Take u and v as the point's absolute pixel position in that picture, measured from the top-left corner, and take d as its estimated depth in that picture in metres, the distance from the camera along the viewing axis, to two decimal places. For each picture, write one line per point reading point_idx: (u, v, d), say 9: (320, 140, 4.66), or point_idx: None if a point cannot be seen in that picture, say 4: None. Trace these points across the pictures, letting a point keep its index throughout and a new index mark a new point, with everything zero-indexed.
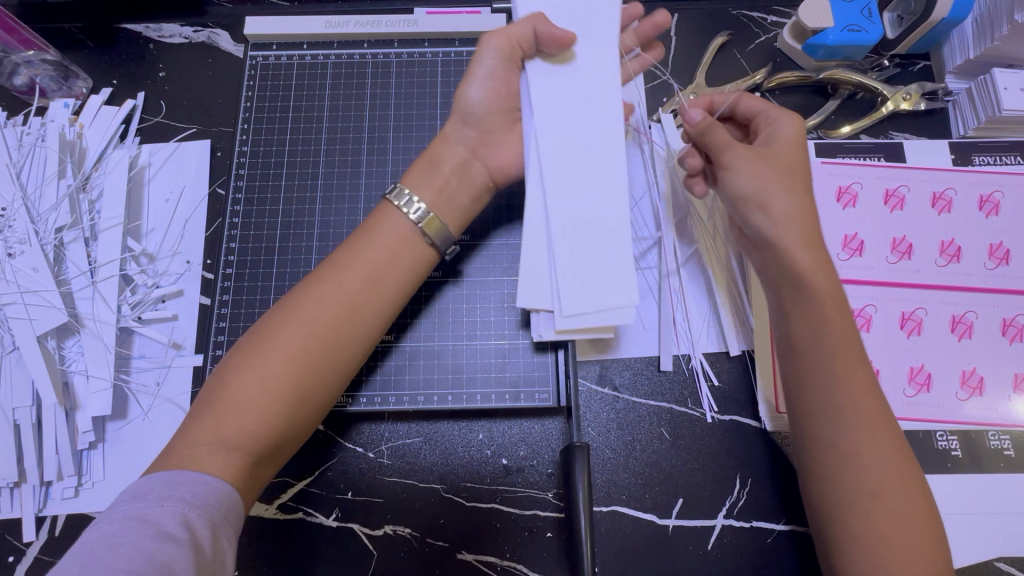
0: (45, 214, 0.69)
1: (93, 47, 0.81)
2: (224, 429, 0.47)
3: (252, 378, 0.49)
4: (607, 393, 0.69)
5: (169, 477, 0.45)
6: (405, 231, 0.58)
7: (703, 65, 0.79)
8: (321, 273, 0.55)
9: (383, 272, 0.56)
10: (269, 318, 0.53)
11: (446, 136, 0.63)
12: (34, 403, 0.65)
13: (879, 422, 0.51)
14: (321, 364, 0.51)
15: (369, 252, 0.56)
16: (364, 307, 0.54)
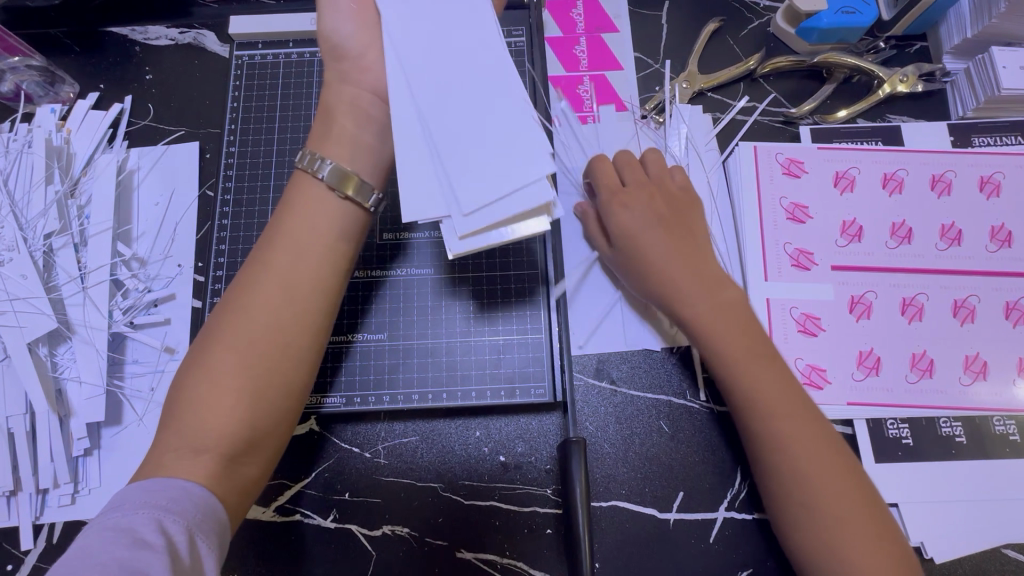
0: (33, 220, 0.69)
1: (80, 51, 0.80)
2: (185, 437, 0.47)
3: (206, 380, 0.49)
4: (605, 387, 0.68)
5: (148, 486, 0.45)
6: (322, 195, 0.53)
7: (695, 52, 0.78)
8: (253, 265, 0.53)
9: (314, 248, 0.53)
10: (215, 320, 0.52)
11: (346, 85, 0.57)
12: (28, 411, 0.64)
13: (810, 439, 0.54)
14: (271, 351, 0.50)
15: (297, 231, 0.53)
16: (302, 286, 0.52)
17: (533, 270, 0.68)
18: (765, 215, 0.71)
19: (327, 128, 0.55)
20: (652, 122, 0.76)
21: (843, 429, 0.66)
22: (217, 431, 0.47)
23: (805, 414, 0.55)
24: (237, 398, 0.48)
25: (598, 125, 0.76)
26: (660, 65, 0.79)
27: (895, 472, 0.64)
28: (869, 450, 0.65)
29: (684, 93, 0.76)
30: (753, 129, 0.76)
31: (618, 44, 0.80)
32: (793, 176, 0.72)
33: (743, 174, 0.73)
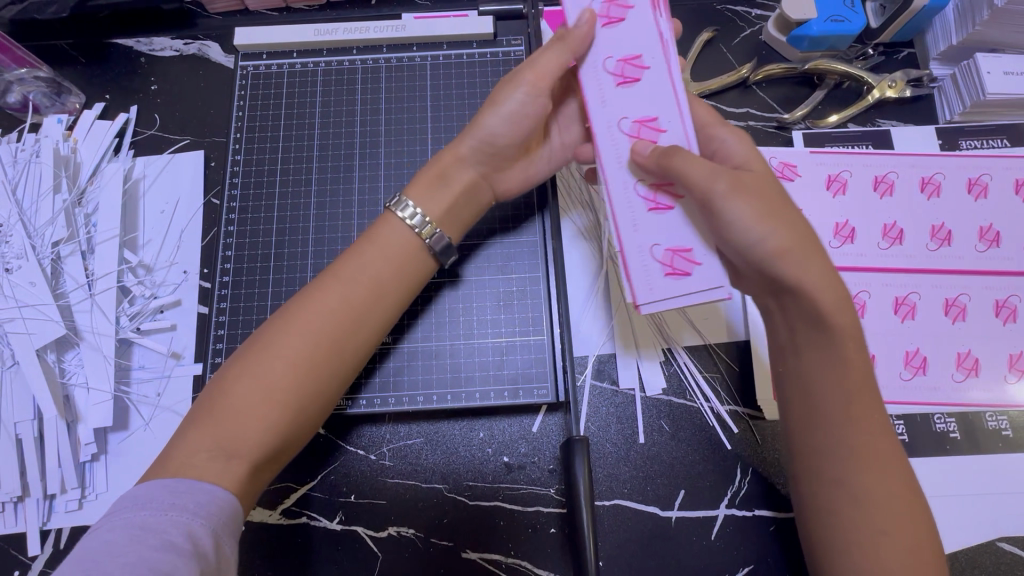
0: (41, 228, 0.70)
1: (86, 63, 0.81)
2: (221, 440, 0.48)
3: (257, 387, 0.50)
4: (606, 387, 0.69)
5: (173, 486, 0.46)
6: (405, 240, 0.58)
7: (688, 61, 0.80)
8: (320, 280, 0.55)
9: (387, 286, 0.56)
10: (268, 327, 0.53)
11: (457, 153, 0.60)
12: (36, 416, 0.65)
13: (892, 456, 0.49)
14: (323, 372, 0.52)
15: (369, 255, 0.56)
16: (365, 311, 0.55)
17: (534, 270, 0.70)
18: None
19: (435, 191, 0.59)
20: None
21: None
22: (254, 441, 0.49)
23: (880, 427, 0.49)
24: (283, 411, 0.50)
25: None
26: None
27: None
28: None
29: None
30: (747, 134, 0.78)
31: None
32: (787, 179, 0.74)
33: None
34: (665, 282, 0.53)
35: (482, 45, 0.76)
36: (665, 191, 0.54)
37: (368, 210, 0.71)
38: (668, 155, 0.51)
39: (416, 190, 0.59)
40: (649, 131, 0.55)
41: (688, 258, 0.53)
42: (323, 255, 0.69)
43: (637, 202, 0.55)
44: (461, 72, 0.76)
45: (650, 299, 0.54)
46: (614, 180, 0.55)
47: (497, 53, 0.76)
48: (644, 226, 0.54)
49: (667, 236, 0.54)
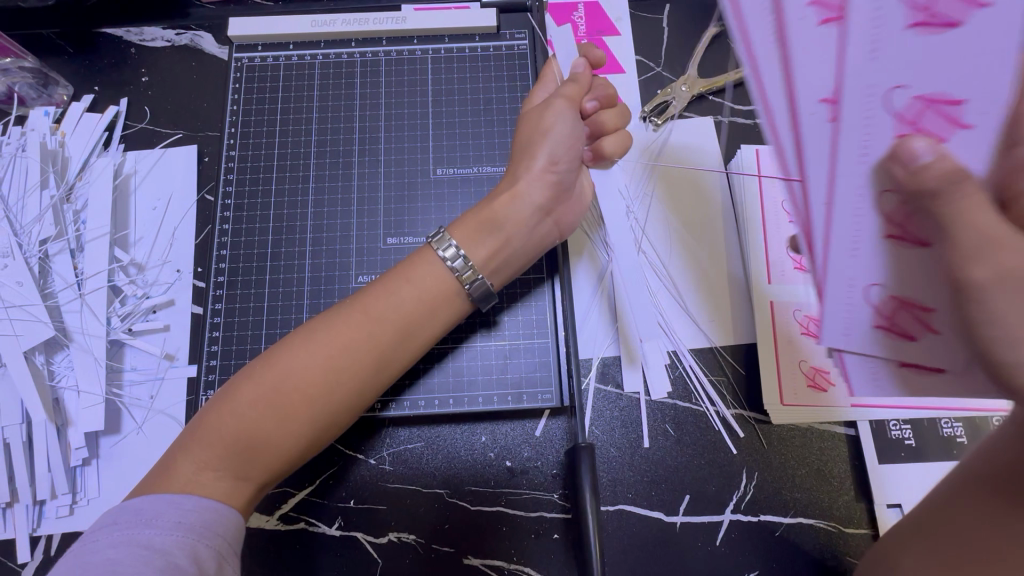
0: (28, 226, 0.67)
1: (73, 53, 0.79)
2: (227, 460, 0.48)
3: (265, 411, 0.48)
4: (611, 391, 0.68)
5: (178, 502, 0.45)
6: (444, 280, 0.56)
7: (696, 56, 0.78)
8: (351, 308, 0.53)
9: (414, 326, 0.54)
10: (287, 349, 0.51)
11: (515, 195, 0.59)
12: (24, 420, 0.63)
13: None
14: (336, 408, 0.51)
15: (403, 287, 0.54)
16: (388, 349, 0.53)
17: (539, 278, 0.67)
18: (767, 210, 0.71)
19: (489, 231, 0.58)
20: (652, 124, 0.77)
21: (845, 430, 0.66)
22: (260, 464, 0.48)
23: None
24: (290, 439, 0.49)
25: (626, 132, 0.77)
26: (661, 68, 0.80)
27: (896, 474, 0.64)
28: (873, 450, 0.65)
29: (683, 97, 0.77)
30: (755, 132, 0.77)
31: (620, 48, 0.80)
32: None
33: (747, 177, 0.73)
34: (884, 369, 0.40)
35: (485, 39, 0.74)
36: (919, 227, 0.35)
37: (367, 209, 0.69)
38: (948, 184, 0.33)
39: (460, 229, 0.58)
40: (943, 121, 0.32)
41: (922, 318, 0.38)
42: (321, 254, 0.67)
43: (868, 226, 0.35)
44: (463, 66, 0.74)
45: (845, 343, 0.39)
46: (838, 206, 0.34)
47: (500, 48, 0.74)
48: (863, 257, 0.36)
49: (897, 281, 0.37)
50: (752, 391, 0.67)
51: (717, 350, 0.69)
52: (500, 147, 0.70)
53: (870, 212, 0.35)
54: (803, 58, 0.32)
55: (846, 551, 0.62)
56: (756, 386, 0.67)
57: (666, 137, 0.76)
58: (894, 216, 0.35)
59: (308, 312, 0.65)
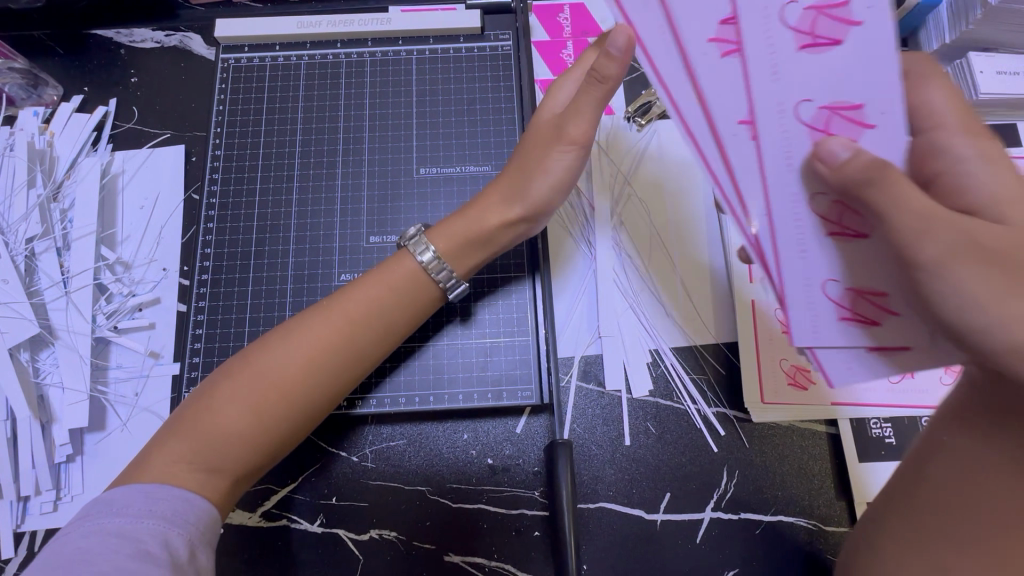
0: (15, 224, 0.68)
1: (63, 54, 0.80)
2: (204, 455, 0.48)
3: (242, 408, 0.49)
4: (592, 389, 0.68)
5: (150, 492, 0.45)
6: (418, 279, 0.57)
7: None
8: (327, 306, 0.54)
9: (392, 325, 0.55)
10: (265, 344, 0.52)
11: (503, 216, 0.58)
12: (9, 417, 0.64)
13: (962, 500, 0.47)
14: (312, 407, 0.51)
15: (378, 286, 0.55)
16: (363, 348, 0.53)
17: (520, 276, 0.67)
18: None
19: (472, 245, 0.58)
20: (635, 124, 0.77)
21: (826, 428, 0.66)
22: (235, 456, 0.49)
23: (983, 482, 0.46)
24: (266, 436, 0.49)
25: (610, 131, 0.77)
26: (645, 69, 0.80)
27: (877, 471, 0.64)
28: (853, 448, 0.65)
29: None
30: None
31: None
32: None
33: None
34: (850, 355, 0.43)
35: (469, 39, 0.75)
36: (844, 212, 0.41)
37: (350, 208, 0.69)
38: (869, 173, 0.39)
39: (440, 235, 0.57)
40: (853, 123, 0.40)
41: (881, 305, 0.42)
42: (305, 253, 0.68)
43: (808, 222, 0.41)
44: (448, 67, 0.74)
45: (816, 341, 0.43)
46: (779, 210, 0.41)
47: (484, 48, 0.75)
48: (812, 253, 0.42)
49: (828, 266, 0.42)
50: (732, 388, 0.68)
51: (697, 348, 0.69)
52: (483, 147, 0.71)
53: (804, 199, 0.41)
54: (715, 95, 0.40)
55: (826, 550, 0.62)
56: (738, 384, 0.68)
57: (649, 138, 0.77)
58: (828, 215, 0.41)
59: (291, 310, 0.66)
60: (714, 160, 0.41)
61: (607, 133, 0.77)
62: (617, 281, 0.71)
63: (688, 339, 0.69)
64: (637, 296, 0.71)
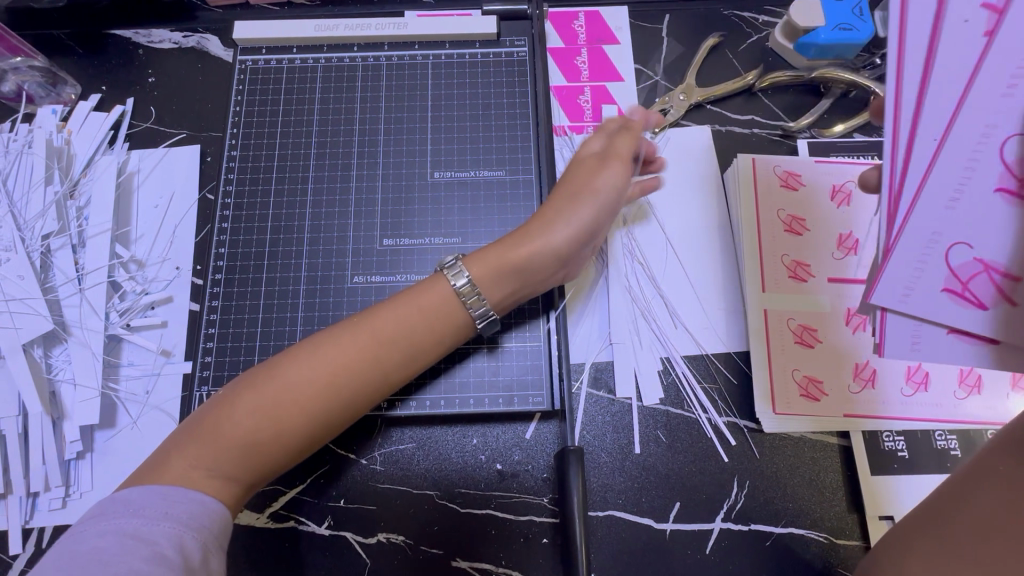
0: (31, 220, 0.68)
1: (82, 53, 0.80)
2: (221, 461, 0.48)
3: (264, 419, 0.49)
4: (603, 396, 0.68)
5: (167, 494, 0.45)
6: (450, 303, 0.55)
7: (694, 66, 0.79)
8: (358, 322, 0.53)
9: (420, 351, 0.54)
10: (291, 356, 0.51)
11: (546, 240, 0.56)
12: (21, 413, 0.64)
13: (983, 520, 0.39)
14: (333, 421, 0.51)
15: (410, 306, 0.54)
16: (388, 369, 0.53)
17: None
18: (762, 220, 0.71)
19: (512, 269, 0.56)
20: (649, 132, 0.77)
21: (838, 440, 0.66)
22: (254, 466, 0.49)
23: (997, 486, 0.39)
24: (284, 448, 0.50)
25: None
26: (659, 77, 0.81)
27: (889, 485, 0.64)
28: (865, 461, 0.65)
29: (681, 105, 0.77)
30: (752, 141, 0.77)
31: (619, 56, 0.81)
32: (791, 189, 0.73)
33: (741, 186, 0.73)
34: (933, 331, 0.45)
35: (485, 45, 0.75)
36: (1012, 179, 0.42)
37: (364, 210, 0.69)
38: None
39: (476, 262, 0.56)
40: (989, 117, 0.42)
41: (999, 284, 0.44)
42: (319, 254, 0.68)
43: (973, 184, 0.43)
44: (463, 71, 0.74)
45: (898, 308, 0.45)
46: (938, 185, 0.43)
47: (500, 54, 0.75)
48: (961, 210, 0.43)
49: (979, 236, 0.43)
50: (744, 397, 0.67)
51: (709, 357, 0.69)
52: (497, 152, 0.71)
53: (981, 176, 0.43)
54: (945, 51, 0.43)
55: (837, 563, 0.62)
56: (750, 393, 0.67)
57: (663, 145, 0.77)
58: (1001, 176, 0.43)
59: (303, 312, 0.66)
60: (906, 118, 0.43)
61: None
62: (629, 287, 0.71)
63: (699, 348, 0.69)
64: (650, 302, 0.71)
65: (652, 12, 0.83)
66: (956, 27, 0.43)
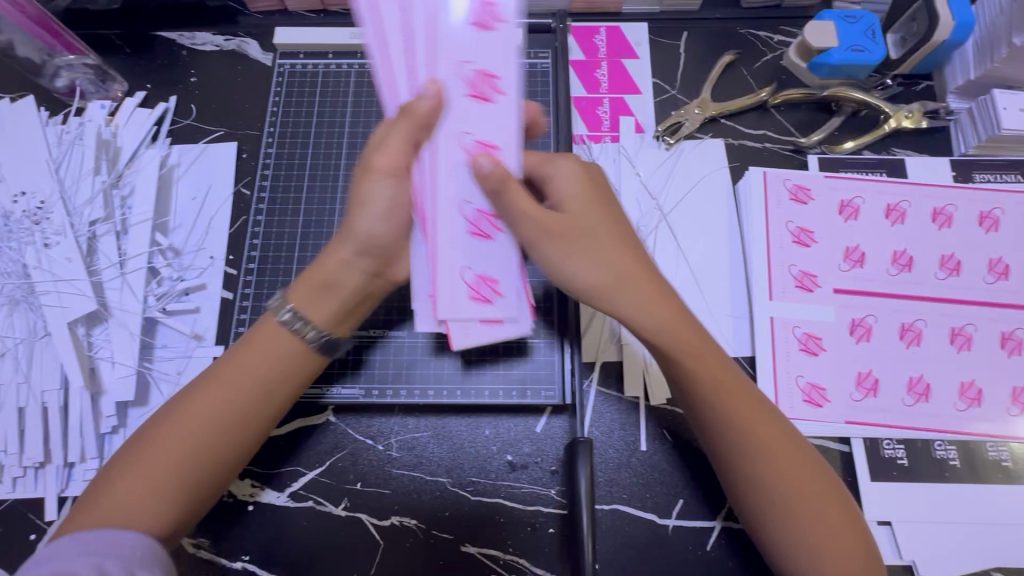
0: (80, 207, 0.72)
1: (130, 52, 0.85)
2: (139, 496, 0.50)
3: (127, 458, 0.51)
4: (612, 394, 0.70)
5: (91, 532, 0.47)
6: (282, 348, 0.56)
7: (709, 81, 0.82)
8: (241, 356, 0.56)
9: (277, 383, 0.56)
10: (205, 393, 0.55)
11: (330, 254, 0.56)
12: (62, 386, 0.67)
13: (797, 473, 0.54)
14: (198, 457, 0.53)
15: (254, 354, 0.56)
16: (272, 397, 0.56)
17: (549, 282, 0.71)
18: (771, 231, 0.75)
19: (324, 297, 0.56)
20: (664, 143, 0.80)
21: (839, 446, 0.68)
22: (168, 496, 0.51)
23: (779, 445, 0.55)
24: (139, 489, 0.50)
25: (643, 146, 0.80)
26: (675, 91, 0.84)
27: (887, 492, 0.66)
28: (865, 468, 0.66)
29: (696, 119, 0.81)
30: (764, 156, 0.80)
31: (637, 70, 0.85)
32: (800, 203, 0.76)
33: (753, 199, 0.76)
34: (472, 321, 0.55)
35: None
36: (488, 220, 0.54)
37: None
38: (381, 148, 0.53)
39: (297, 296, 0.56)
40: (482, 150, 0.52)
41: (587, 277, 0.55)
42: None
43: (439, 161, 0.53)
44: None
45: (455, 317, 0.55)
46: (447, 184, 0.53)
47: (524, 66, 0.79)
48: (460, 247, 0.54)
49: (478, 263, 0.55)
50: None
51: None
52: None
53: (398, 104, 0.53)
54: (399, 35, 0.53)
55: None
56: None
57: (677, 156, 0.80)
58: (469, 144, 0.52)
59: None
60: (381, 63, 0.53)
61: (637, 150, 0.80)
62: None
63: None
64: None
65: (671, 29, 0.87)
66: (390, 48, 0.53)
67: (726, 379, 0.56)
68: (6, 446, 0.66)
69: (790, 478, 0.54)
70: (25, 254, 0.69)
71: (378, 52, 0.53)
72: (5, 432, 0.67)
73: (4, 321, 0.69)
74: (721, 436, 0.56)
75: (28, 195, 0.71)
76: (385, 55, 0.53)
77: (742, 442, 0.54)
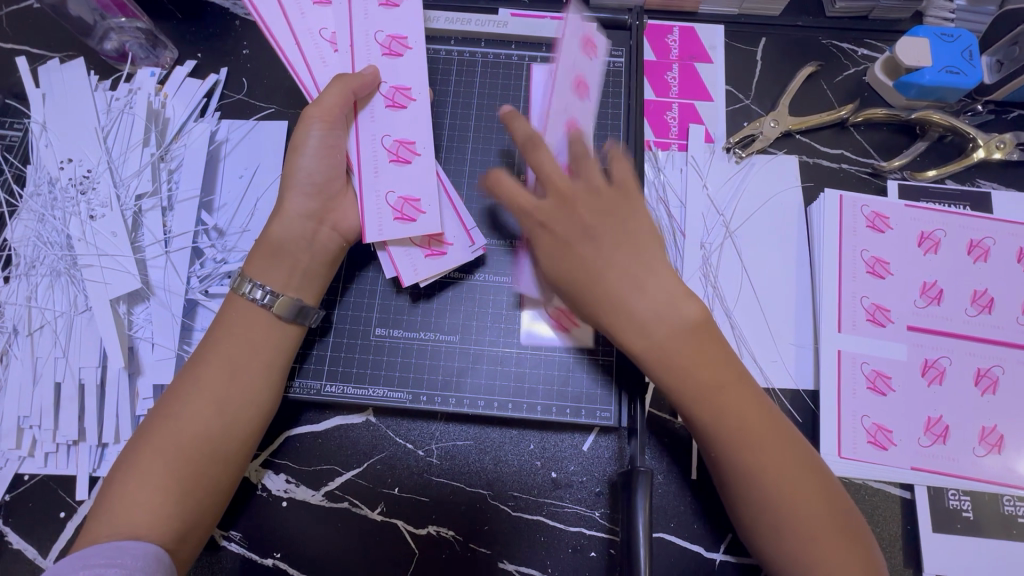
0: (127, 179, 0.70)
1: (181, 18, 0.81)
2: (137, 500, 0.50)
3: (126, 461, 0.53)
4: (664, 417, 0.67)
5: (99, 548, 0.47)
6: (252, 322, 0.59)
7: (788, 93, 0.77)
8: (198, 355, 0.58)
9: (251, 366, 0.57)
10: (180, 386, 0.56)
11: (284, 211, 0.61)
12: (101, 364, 0.66)
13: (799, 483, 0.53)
14: (189, 447, 0.53)
15: (218, 342, 0.58)
16: (245, 377, 0.57)
17: None
18: (845, 260, 0.70)
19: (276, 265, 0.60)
20: (734, 156, 0.76)
21: (900, 492, 0.65)
22: (166, 498, 0.51)
23: (790, 463, 0.53)
24: (136, 483, 0.51)
25: (714, 156, 0.76)
26: (750, 100, 0.79)
27: (949, 545, 0.63)
28: (927, 517, 0.64)
29: (772, 132, 0.76)
30: (839, 177, 0.76)
31: (710, 75, 0.80)
32: (878, 231, 0.71)
33: (828, 224, 0.72)
34: (416, 255, 0.64)
35: None
36: (405, 147, 0.62)
37: None
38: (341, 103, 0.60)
39: (253, 266, 0.60)
40: (400, 97, 0.62)
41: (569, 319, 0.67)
42: None
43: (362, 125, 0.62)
44: None
45: (400, 249, 0.63)
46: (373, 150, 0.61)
47: None
48: (384, 174, 0.61)
49: (402, 185, 0.61)
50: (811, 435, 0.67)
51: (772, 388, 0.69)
52: None
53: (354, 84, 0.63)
54: (297, 12, 0.64)
55: None
56: (816, 433, 0.66)
57: (748, 171, 0.75)
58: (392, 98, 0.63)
59: (378, 303, 0.68)
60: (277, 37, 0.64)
61: (706, 162, 0.76)
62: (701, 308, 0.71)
63: (763, 378, 0.69)
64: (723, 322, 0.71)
65: (751, 34, 0.82)
66: (300, 27, 0.64)
67: (751, 419, 0.54)
68: (40, 421, 0.65)
69: (786, 495, 0.52)
70: (70, 224, 0.68)
71: (295, 31, 0.64)
72: (40, 406, 0.65)
73: (45, 291, 0.68)
74: (745, 471, 0.53)
75: (74, 162, 0.70)
76: (293, 30, 0.64)
77: (778, 488, 0.52)
